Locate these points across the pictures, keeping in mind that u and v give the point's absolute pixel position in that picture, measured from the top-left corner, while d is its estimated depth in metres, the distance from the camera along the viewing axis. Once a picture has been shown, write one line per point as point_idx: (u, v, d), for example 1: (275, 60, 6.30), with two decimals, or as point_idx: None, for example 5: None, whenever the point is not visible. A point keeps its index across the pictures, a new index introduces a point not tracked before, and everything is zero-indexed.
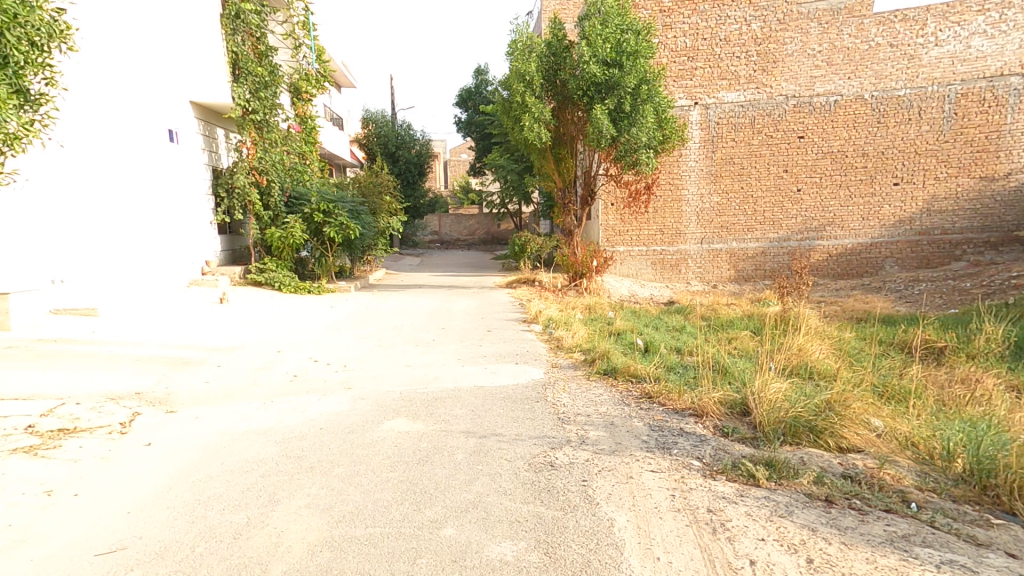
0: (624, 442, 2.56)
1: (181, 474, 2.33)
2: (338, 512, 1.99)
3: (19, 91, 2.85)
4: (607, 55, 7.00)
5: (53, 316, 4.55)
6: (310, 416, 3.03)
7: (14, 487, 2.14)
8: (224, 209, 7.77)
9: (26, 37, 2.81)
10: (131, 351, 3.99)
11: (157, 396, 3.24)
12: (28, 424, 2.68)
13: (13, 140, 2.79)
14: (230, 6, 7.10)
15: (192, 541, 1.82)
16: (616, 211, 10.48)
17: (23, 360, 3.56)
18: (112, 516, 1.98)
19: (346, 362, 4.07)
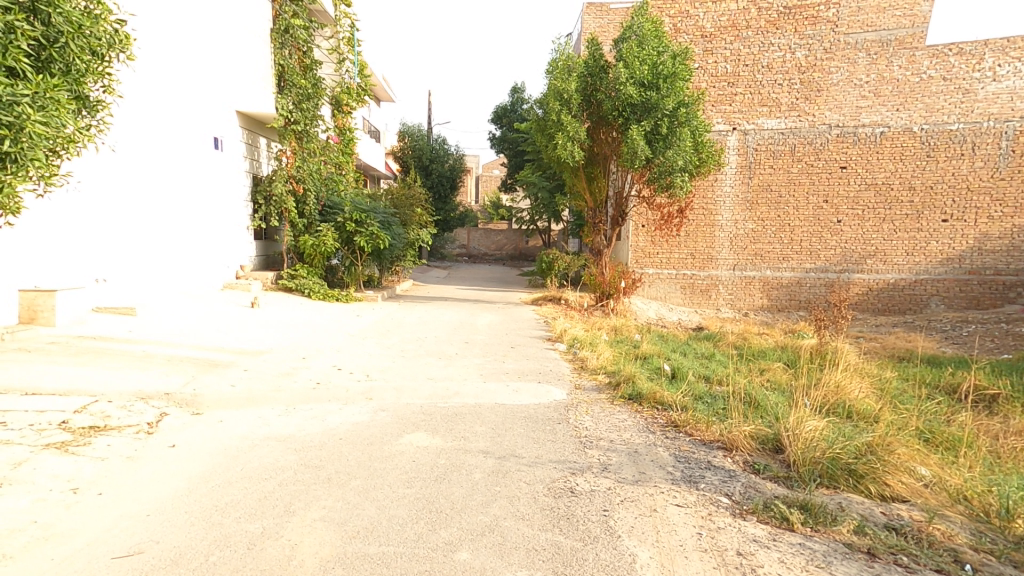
0: (649, 471, 2.50)
1: (201, 479, 2.36)
2: (352, 527, 1.98)
3: (78, 97, 2.98)
4: (644, 77, 7.02)
5: (94, 315, 4.71)
6: (329, 425, 3.05)
7: (42, 483, 2.19)
8: (261, 215, 7.96)
9: (89, 47, 2.94)
10: (164, 352, 4.09)
11: (184, 398, 3.30)
12: (61, 419, 2.76)
13: (69, 144, 2.91)
14: (280, 21, 7.45)
15: (207, 549, 1.84)
16: (647, 233, 10.42)
17: (61, 355, 3.69)
18: (132, 518, 2.01)
19: (368, 372, 4.10)
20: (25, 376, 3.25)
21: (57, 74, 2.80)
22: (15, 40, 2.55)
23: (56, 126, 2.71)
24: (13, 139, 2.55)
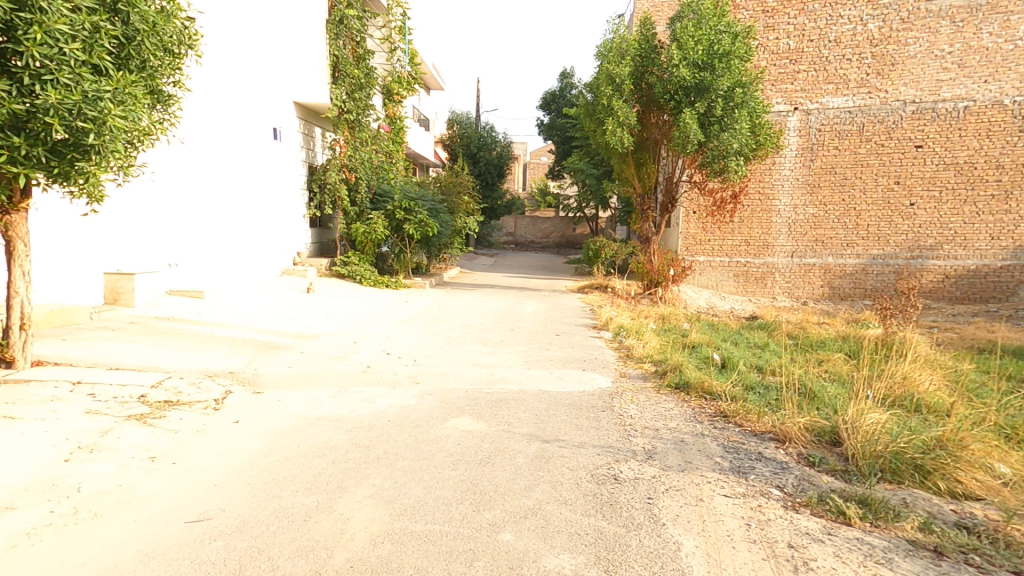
0: (695, 461, 2.44)
1: (262, 454, 2.48)
2: (400, 505, 2.04)
3: (151, 92, 3.16)
4: (699, 58, 6.80)
5: (168, 298, 5.03)
6: (379, 408, 3.14)
7: (125, 451, 2.36)
8: (316, 204, 8.22)
9: (161, 45, 3.11)
10: (228, 334, 4.32)
11: (247, 377, 3.49)
12: (140, 393, 2.97)
13: (144, 137, 3.10)
14: (335, 12, 7.64)
15: (268, 518, 1.94)
16: (698, 220, 10.12)
17: (139, 334, 3.95)
18: (202, 487, 2.15)
19: (415, 357, 4.19)
20: (109, 352, 3.51)
21: (134, 71, 2.97)
22: (98, 39, 2.70)
23: (133, 120, 2.87)
24: (97, 132, 2.70)
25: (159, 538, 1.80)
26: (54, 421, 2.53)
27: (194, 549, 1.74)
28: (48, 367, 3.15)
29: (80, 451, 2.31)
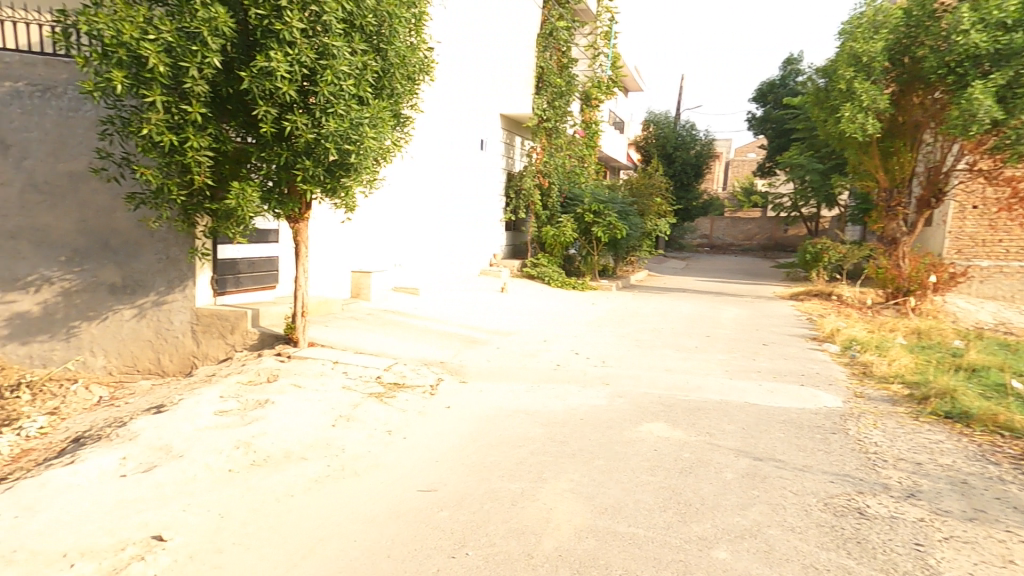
0: (985, 510, 2.03)
1: (470, 437, 2.72)
2: (600, 503, 2.06)
3: (396, 115, 3.67)
4: (1004, 18, 5.66)
5: (393, 293, 5.80)
6: (571, 405, 3.21)
7: (368, 423, 2.80)
8: (512, 209, 8.70)
9: (407, 73, 3.59)
10: (440, 328, 4.83)
11: (455, 367, 3.86)
12: (377, 373, 3.48)
13: (387, 154, 3.62)
14: (546, 26, 8.16)
15: (479, 497, 2.11)
16: (981, 215, 8.65)
17: (372, 324, 4.63)
18: (425, 462, 2.44)
19: (605, 359, 4.21)
20: (352, 337, 4.17)
21: (386, 99, 3.49)
22: (365, 74, 3.22)
23: (382, 139, 3.36)
24: (356, 153, 3.24)
25: (393, 503, 2.09)
26: (318, 391, 3.10)
27: (421, 517, 1.99)
28: (316, 348, 3.87)
29: (340, 419, 2.81)
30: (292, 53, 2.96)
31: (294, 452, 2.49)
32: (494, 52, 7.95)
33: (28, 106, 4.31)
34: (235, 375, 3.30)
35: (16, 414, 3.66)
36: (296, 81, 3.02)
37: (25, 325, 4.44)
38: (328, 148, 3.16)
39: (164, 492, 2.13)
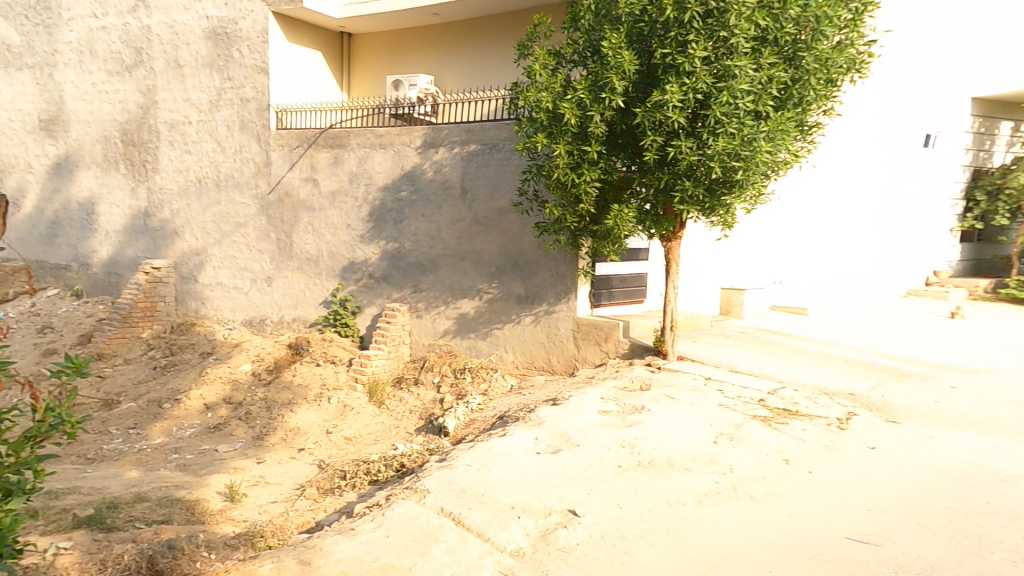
0: None
1: (836, 499, 4.17)
2: (890, 560, 3.49)
3: (805, 111, 5.66)
4: None
5: (775, 311, 9.15)
6: (898, 481, 4.41)
7: (760, 447, 4.82)
8: (980, 212, 11.71)
9: (828, 75, 5.53)
10: (849, 361, 6.99)
11: (872, 405, 5.78)
12: (767, 400, 5.66)
13: (785, 161, 5.72)
14: None
15: (810, 547, 3.62)
16: None
17: (806, 356, 6.99)
18: (807, 508, 4.07)
19: (990, 454, 4.83)
20: (755, 365, 6.57)
21: (789, 106, 5.54)
22: (771, 86, 5.34)
23: (779, 149, 5.44)
24: (746, 165, 5.39)
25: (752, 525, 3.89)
26: (716, 412, 5.39)
27: (775, 543, 3.69)
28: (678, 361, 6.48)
29: (725, 439, 4.93)
30: (697, 80, 5.27)
31: (680, 464, 4.61)
32: (925, 91, 10.89)
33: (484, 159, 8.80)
34: (621, 380, 6.00)
35: (463, 391, 8.30)
36: (686, 107, 5.34)
37: (467, 323, 9.08)
38: (730, 166, 5.38)
39: (587, 475, 4.52)
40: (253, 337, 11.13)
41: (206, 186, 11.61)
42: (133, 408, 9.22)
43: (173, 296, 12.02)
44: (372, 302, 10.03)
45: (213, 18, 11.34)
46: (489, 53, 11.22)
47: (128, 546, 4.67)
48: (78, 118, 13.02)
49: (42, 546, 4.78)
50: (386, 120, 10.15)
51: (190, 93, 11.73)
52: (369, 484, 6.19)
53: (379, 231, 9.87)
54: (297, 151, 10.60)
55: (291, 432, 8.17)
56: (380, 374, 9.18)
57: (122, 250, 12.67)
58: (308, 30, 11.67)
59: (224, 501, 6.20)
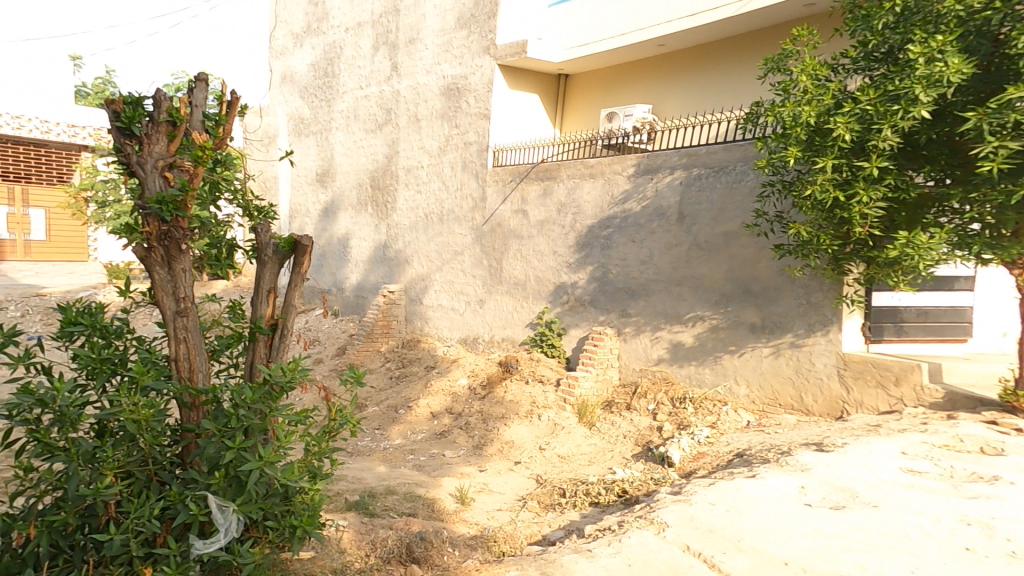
0: None
1: None
2: None
3: None
4: None
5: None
6: None
7: None
8: None
9: None
10: None
11: None
12: None
13: None
14: None
15: None
16: None
17: None
18: None
19: None
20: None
21: None
22: None
23: None
24: None
25: None
26: None
27: None
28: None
29: None
30: None
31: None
32: None
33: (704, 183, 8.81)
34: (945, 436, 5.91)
35: (686, 420, 8.38)
36: None
37: (682, 351, 9.02)
38: None
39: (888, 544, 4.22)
40: (468, 354, 12.66)
41: (432, 221, 13.77)
42: (377, 411, 11.13)
43: (403, 317, 14.33)
44: (579, 325, 10.68)
45: (449, 76, 13.34)
46: (709, 86, 11.27)
47: (388, 531, 5.68)
48: (341, 169, 16.38)
49: (329, 519, 6.11)
50: (597, 151, 10.88)
51: (424, 141, 13.98)
52: (589, 506, 6.83)
53: (586, 258, 10.58)
54: (511, 185, 12.03)
55: (507, 445, 9.10)
56: (589, 397, 9.66)
57: (367, 276, 15.45)
58: (529, 75, 13.04)
59: (455, 503, 7.11)
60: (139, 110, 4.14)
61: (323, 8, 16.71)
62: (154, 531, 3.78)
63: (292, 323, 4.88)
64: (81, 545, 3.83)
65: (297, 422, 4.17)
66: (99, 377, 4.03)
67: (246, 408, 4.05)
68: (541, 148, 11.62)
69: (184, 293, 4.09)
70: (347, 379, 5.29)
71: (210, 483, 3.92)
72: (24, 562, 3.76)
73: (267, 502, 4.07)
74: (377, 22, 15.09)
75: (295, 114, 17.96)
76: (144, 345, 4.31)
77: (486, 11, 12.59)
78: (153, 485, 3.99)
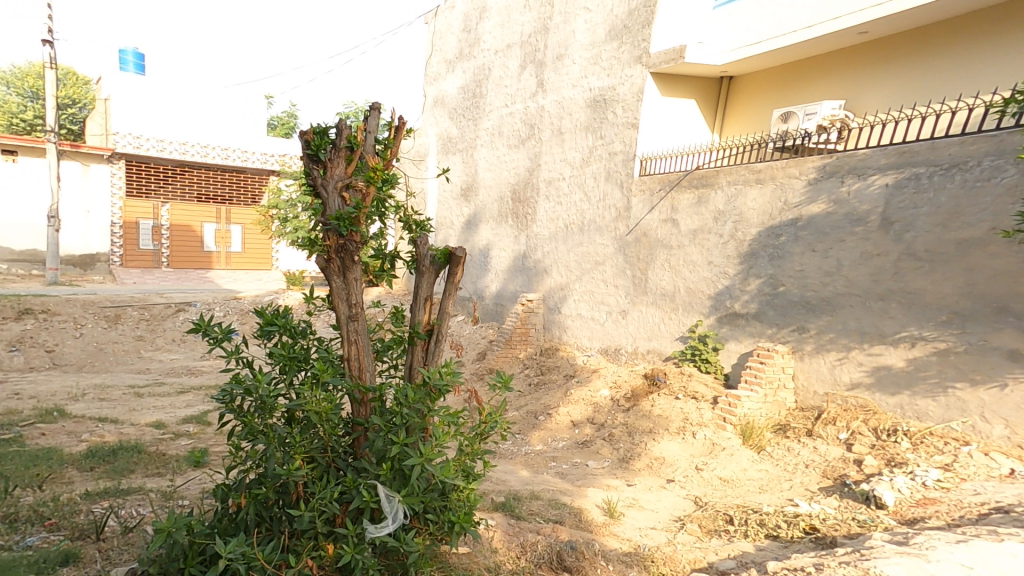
0: None
1: None
2: None
3: None
4: None
5: None
6: None
7: None
8: None
9: None
10: None
11: None
12: None
13: None
14: None
15: None
16: None
17: None
18: None
19: None
20: None
21: None
22: None
23: None
24: None
25: None
26: None
27: None
28: None
29: None
30: None
31: None
32: None
33: (925, 184, 7.24)
34: None
35: (895, 456, 6.98)
36: None
37: (894, 376, 7.43)
38: None
39: None
40: (609, 364, 11.98)
41: (572, 231, 13.26)
42: (518, 416, 10.90)
43: (541, 325, 13.92)
44: (739, 340, 9.60)
45: (595, 88, 12.64)
46: (937, 67, 9.18)
47: (536, 535, 5.76)
48: (484, 182, 16.22)
49: (478, 516, 6.19)
50: (766, 154, 9.73)
51: (567, 153, 13.45)
52: (765, 537, 5.89)
53: (747, 270, 9.51)
54: (659, 194, 11.17)
55: (657, 461, 8.50)
56: (755, 418, 8.61)
57: (506, 285, 15.24)
58: (688, 81, 12.04)
59: (604, 515, 6.76)
60: (324, 138, 4.56)
61: (475, 33, 16.49)
62: (335, 511, 4.41)
63: (447, 328, 5.06)
64: (279, 517, 4.57)
65: (451, 423, 4.65)
66: (290, 373, 4.56)
67: (408, 406, 4.56)
68: (697, 155, 10.72)
69: (357, 299, 4.59)
70: (494, 384, 5.78)
71: (379, 474, 4.48)
72: (239, 525, 4.59)
73: (427, 496, 4.58)
74: (526, 42, 14.64)
75: (444, 134, 18.10)
76: (322, 345, 4.91)
77: (640, 20, 11.62)
78: (331, 470, 4.63)
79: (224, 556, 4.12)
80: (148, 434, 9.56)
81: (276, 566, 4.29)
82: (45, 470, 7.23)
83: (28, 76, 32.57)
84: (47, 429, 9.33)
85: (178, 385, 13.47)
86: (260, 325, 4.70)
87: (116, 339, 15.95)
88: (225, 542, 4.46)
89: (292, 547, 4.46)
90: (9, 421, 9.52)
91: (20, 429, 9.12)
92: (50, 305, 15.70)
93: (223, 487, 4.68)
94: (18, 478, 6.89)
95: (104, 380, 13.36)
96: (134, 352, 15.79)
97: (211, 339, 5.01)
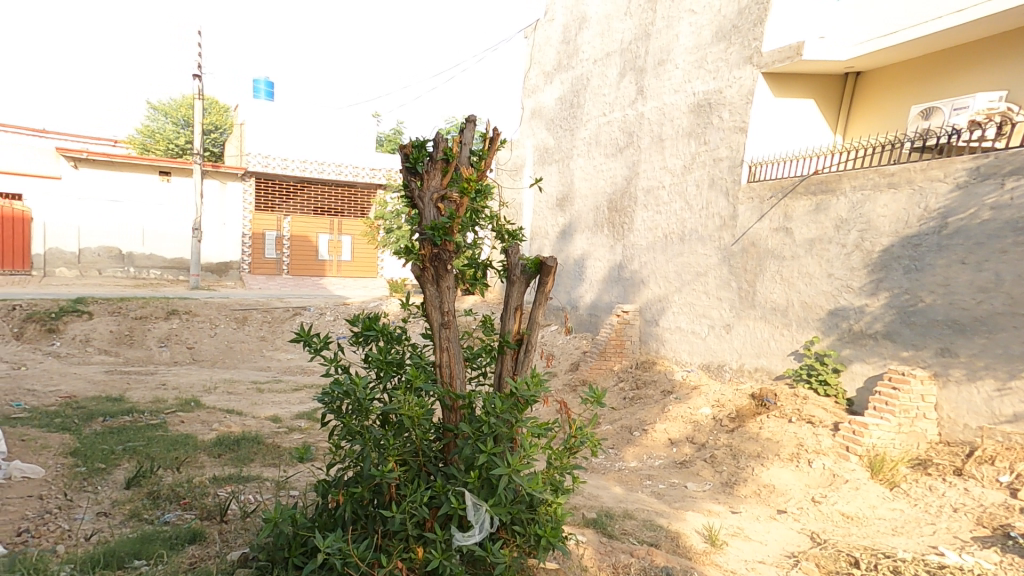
0: None
1: None
2: None
3: None
4: None
5: None
6: None
7: None
8: None
9: None
10: None
11: None
12: None
13: None
14: None
15: None
16: None
17: None
18: None
19: None
20: None
21: None
22: None
23: None
24: None
25: None
26: None
27: None
28: None
29: None
30: None
31: None
32: None
33: None
34: None
35: None
36: None
37: None
38: None
39: None
40: (711, 382, 10.83)
41: (671, 241, 12.19)
42: (611, 430, 10.17)
43: (637, 337, 12.93)
44: (865, 361, 8.25)
45: (700, 92, 11.56)
46: None
47: (630, 558, 5.08)
48: (580, 193, 15.47)
49: (567, 531, 5.64)
50: (902, 156, 8.32)
51: (667, 161, 12.44)
52: None
53: (875, 285, 8.19)
54: (769, 202, 9.93)
55: (766, 488, 7.43)
56: (887, 450, 7.27)
57: (601, 296, 14.39)
58: (804, 80, 10.60)
59: (704, 543, 5.88)
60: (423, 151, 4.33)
61: (574, 43, 15.59)
62: (425, 516, 4.10)
63: (537, 336, 4.62)
64: (373, 516, 4.31)
65: (540, 435, 4.18)
66: (385, 378, 4.33)
67: (496, 416, 4.13)
68: (816, 158, 9.44)
69: (450, 306, 4.24)
70: (585, 398, 5.24)
71: (467, 482, 4.10)
72: (338, 521, 4.41)
73: (514, 508, 4.18)
74: (626, 49, 13.67)
75: (541, 145, 17.40)
76: (415, 350, 4.60)
77: (752, 18, 10.47)
78: (423, 474, 4.31)
79: (321, 550, 4.00)
80: (267, 427, 10.04)
81: (368, 565, 4.06)
82: (180, 454, 7.64)
83: (182, 105, 36.98)
84: (184, 417, 10.08)
85: (294, 382, 14.29)
86: (357, 332, 4.50)
87: (243, 338, 17.23)
88: (325, 536, 4.30)
89: (385, 547, 4.19)
90: (157, 408, 10.41)
91: (163, 416, 9.90)
92: (192, 306, 17.40)
93: (324, 481, 4.49)
94: (159, 460, 7.34)
95: (233, 375, 14.48)
96: (257, 351, 16.96)
97: (310, 348, 4.92)
